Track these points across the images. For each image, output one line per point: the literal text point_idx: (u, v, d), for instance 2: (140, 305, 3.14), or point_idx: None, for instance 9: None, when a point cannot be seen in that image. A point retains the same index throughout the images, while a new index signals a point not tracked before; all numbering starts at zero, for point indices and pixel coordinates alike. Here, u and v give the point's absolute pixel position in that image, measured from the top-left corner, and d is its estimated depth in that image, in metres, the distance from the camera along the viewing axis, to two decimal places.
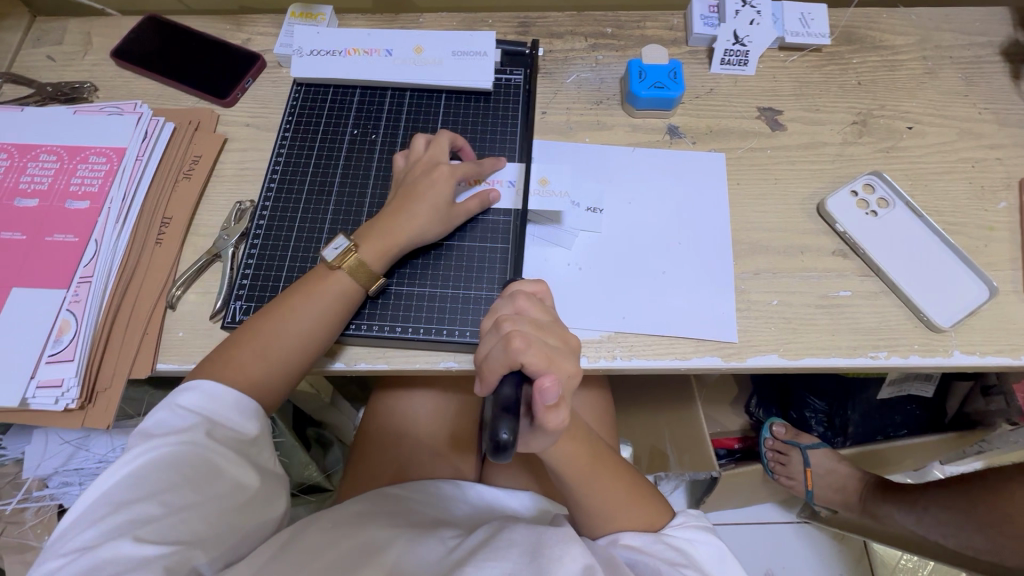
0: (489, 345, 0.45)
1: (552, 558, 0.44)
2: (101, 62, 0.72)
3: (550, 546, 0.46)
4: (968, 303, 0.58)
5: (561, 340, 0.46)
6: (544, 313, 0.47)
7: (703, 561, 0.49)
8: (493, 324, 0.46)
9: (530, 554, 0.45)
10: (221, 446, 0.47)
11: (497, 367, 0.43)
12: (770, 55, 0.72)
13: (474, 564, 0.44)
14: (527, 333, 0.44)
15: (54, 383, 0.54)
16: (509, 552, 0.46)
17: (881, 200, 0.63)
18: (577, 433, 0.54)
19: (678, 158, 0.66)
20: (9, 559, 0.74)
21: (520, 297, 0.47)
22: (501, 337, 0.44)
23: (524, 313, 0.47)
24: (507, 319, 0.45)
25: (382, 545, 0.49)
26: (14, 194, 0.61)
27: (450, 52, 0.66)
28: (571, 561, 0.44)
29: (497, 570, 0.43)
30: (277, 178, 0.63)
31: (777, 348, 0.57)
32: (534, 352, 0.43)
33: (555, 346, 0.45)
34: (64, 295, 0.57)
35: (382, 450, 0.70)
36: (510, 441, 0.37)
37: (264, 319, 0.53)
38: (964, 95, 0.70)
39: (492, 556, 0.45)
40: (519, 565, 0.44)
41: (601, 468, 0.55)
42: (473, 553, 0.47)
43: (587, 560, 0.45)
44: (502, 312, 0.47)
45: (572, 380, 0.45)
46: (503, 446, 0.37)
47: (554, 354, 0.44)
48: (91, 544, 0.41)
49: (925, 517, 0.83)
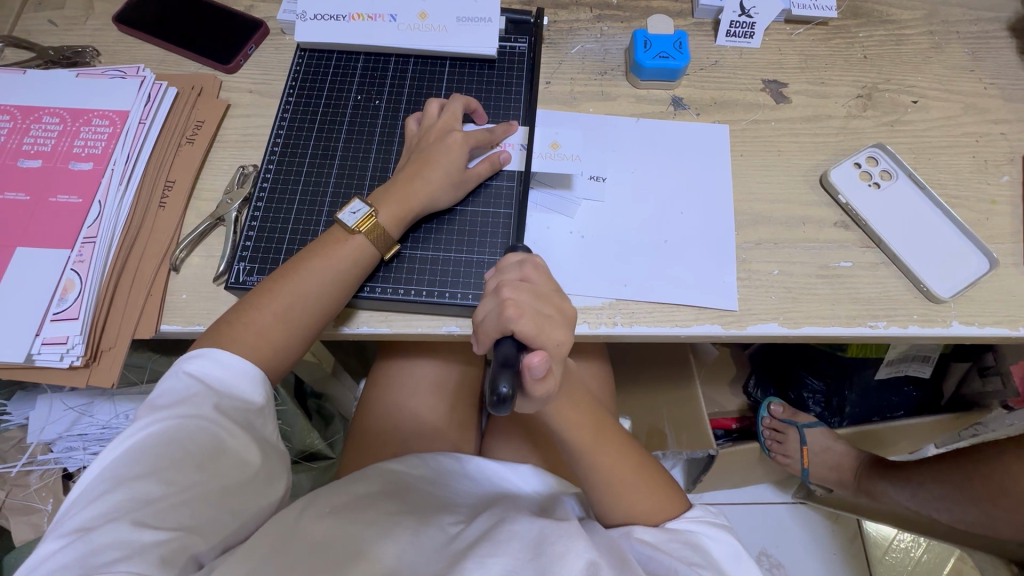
0: (486, 309, 0.45)
1: (555, 556, 0.45)
2: (104, 27, 0.72)
3: (552, 541, 0.47)
4: (968, 274, 0.58)
5: (557, 311, 0.47)
6: (547, 283, 0.48)
7: (719, 558, 0.49)
8: (494, 289, 0.46)
9: (534, 548, 0.46)
10: (226, 419, 0.47)
11: (492, 330, 0.44)
12: (776, 28, 0.72)
13: (476, 558, 0.44)
14: (522, 301, 0.44)
15: (60, 340, 0.54)
16: (510, 545, 0.46)
17: (884, 172, 0.63)
18: (582, 398, 0.55)
19: (682, 129, 0.66)
20: (14, 519, 0.73)
21: (527, 266, 0.48)
22: (497, 303, 0.45)
23: (529, 281, 0.47)
24: (507, 286, 0.45)
25: (380, 536, 0.48)
26: (17, 155, 0.61)
27: (455, 18, 0.66)
28: (575, 556, 0.45)
29: (498, 566, 0.43)
30: (281, 142, 0.63)
31: (777, 317, 0.57)
32: (526, 320, 0.43)
33: (550, 315, 0.46)
34: (68, 255, 0.57)
35: (383, 418, 0.71)
36: (509, 395, 0.38)
37: (282, 277, 0.54)
38: (970, 70, 0.70)
39: (493, 549, 0.45)
40: (521, 561, 0.44)
41: (605, 438, 0.56)
42: (473, 547, 0.46)
43: (591, 555, 0.45)
44: (507, 276, 0.48)
45: (562, 347, 0.46)
46: (503, 399, 0.38)
47: (546, 323, 0.45)
48: (88, 526, 0.41)
49: (920, 492, 0.84)
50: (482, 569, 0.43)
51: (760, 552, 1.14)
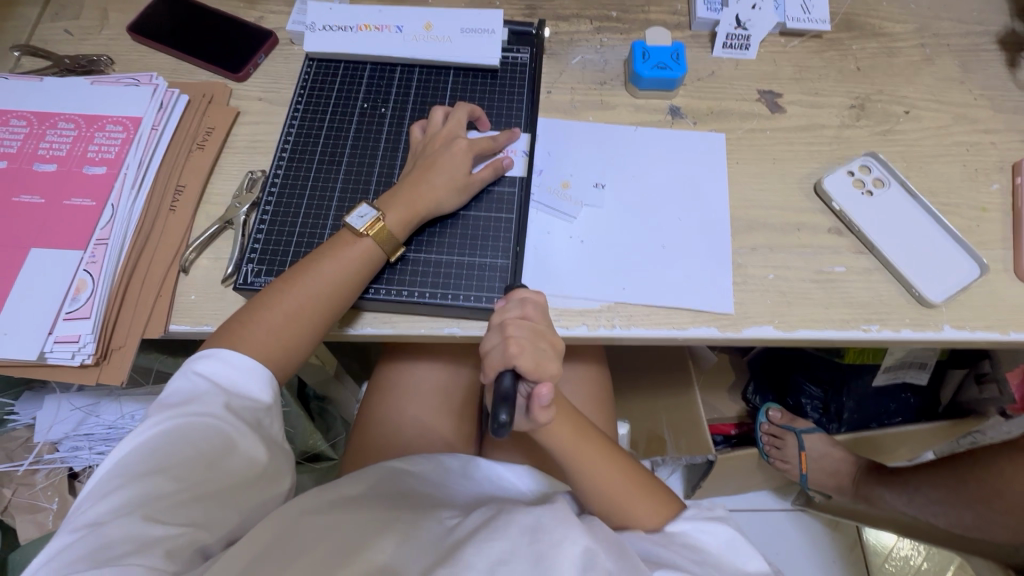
0: (492, 342, 0.50)
1: (551, 543, 0.45)
2: (118, 37, 0.74)
3: (550, 528, 0.47)
4: (959, 279, 0.59)
5: (552, 347, 0.51)
6: (544, 321, 0.51)
7: (718, 551, 0.50)
8: (498, 324, 0.50)
9: (532, 533, 0.46)
10: (235, 418, 0.49)
11: (495, 365, 0.49)
12: (772, 41, 0.74)
13: (474, 544, 0.45)
14: (522, 339, 0.49)
15: (72, 339, 0.55)
16: (509, 530, 0.46)
17: (877, 180, 0.65)
18: (561, 406, 0.58)
19: (678, 138, 0.68)
20: (19, 518, 0.74)
21: (529, 305, 0.51)
22: (500, 340, 0.49)
23: (529, 319, 0.51)
24: (510, 324, 0.50)
25: (378, 533, 0.48)
26: (33, 160, 0.63)
27: (459, 29, 0.68)
28: (571, 545, 0.45)
29: (498, 549, 0.44)
30: (289, 148, 0.65)
31: (772, 320, 0.59)
32: (525, 356, 0.48)
33: (545, 351, 0.50)
34: (81, 256, 0.58)
35: (385, 419, 0.72)
36: (507, 422, 0.44)
37: (291, 280, 0.55)
38: (960, 82, 0.72)
39: (492, 534, 0.46)
40: (518, 545, 0.45)
41: (587, 444, 0.58)
42: (472, 536, 0.47)
43: (587, 542, 0.46)
44: (509, 314, 0.51)
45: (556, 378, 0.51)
46: (502, 425, 0.44)
47: (542, 358, 0.50)
48: (101, 520, 0.42)
49: (917, 496, 0.85)
50: (480, 554, 0.43)
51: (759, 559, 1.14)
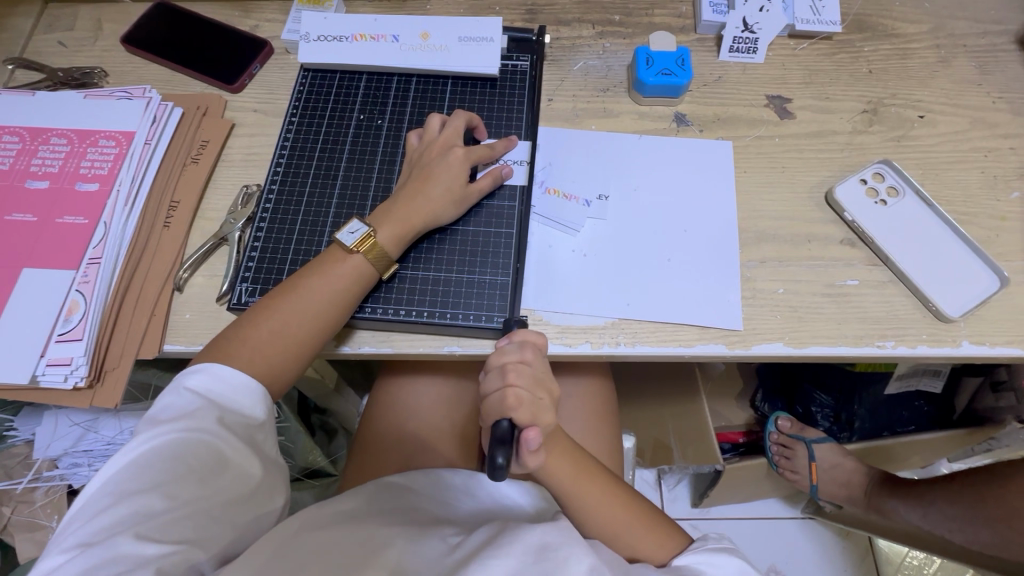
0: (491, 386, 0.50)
1: (557, 562, 0.43)
2: (111, 48, 0.73)
3: (556, 546, 0.45)
4: (977, 292, 0.57)
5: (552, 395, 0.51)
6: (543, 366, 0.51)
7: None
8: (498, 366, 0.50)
9: (537, 552, 0.44)
10: (229, 434, 0.47)
11: (495, 409, 0.48)
12: (780, 43, 0.72)
13: (479, 562, 0.42)
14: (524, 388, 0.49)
15: (64, 361, 0.54)
16: (514, 548, 0.44)
17: (890, 189, 0.62)
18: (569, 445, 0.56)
19: (685, 146, 0.66)
20: (19, 536, 0.74)
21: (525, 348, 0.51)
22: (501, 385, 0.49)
23: (528, 363, 0.50)
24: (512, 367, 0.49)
25: (383, 545, 0.46)
26: (26, 177, 0.62)
27: (457, 38, 0.66)
28: (576, 563, 0.43)
29: (502, 568, 0.42)
30: (284, 162, 0.64)
31: (783, 337, 0.57)
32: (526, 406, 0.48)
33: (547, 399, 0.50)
34: (73, 275, 0.57)
35: (385, 436, 0.70)
36: (504, 465, 0.44)
37: (279, 298, 0.54)
38: (978, 84, 0.69)
39: (497, 553, 0.43)
40: (523, 564, 0.42)
41: (598, 485, 0.55)
42: (477, 552, 0.44)
43: (592, 562, 0.44)
44: (507, 357, 0.50)
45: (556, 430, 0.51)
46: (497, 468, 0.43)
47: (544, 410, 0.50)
48: (91, 540, 0.40)
49: (933, 512, 0.83)
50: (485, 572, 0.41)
51: (768, 568, 1.12)
